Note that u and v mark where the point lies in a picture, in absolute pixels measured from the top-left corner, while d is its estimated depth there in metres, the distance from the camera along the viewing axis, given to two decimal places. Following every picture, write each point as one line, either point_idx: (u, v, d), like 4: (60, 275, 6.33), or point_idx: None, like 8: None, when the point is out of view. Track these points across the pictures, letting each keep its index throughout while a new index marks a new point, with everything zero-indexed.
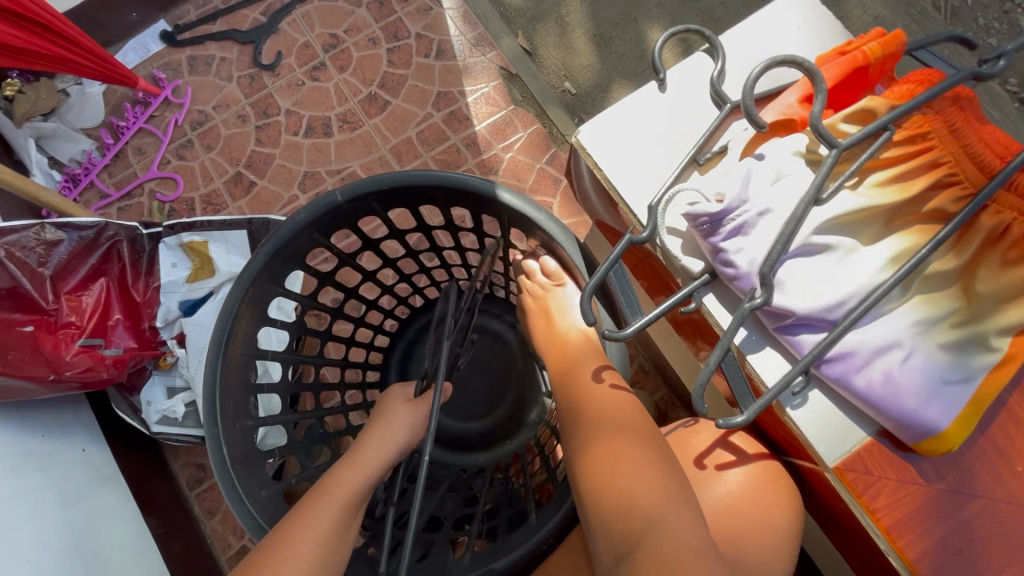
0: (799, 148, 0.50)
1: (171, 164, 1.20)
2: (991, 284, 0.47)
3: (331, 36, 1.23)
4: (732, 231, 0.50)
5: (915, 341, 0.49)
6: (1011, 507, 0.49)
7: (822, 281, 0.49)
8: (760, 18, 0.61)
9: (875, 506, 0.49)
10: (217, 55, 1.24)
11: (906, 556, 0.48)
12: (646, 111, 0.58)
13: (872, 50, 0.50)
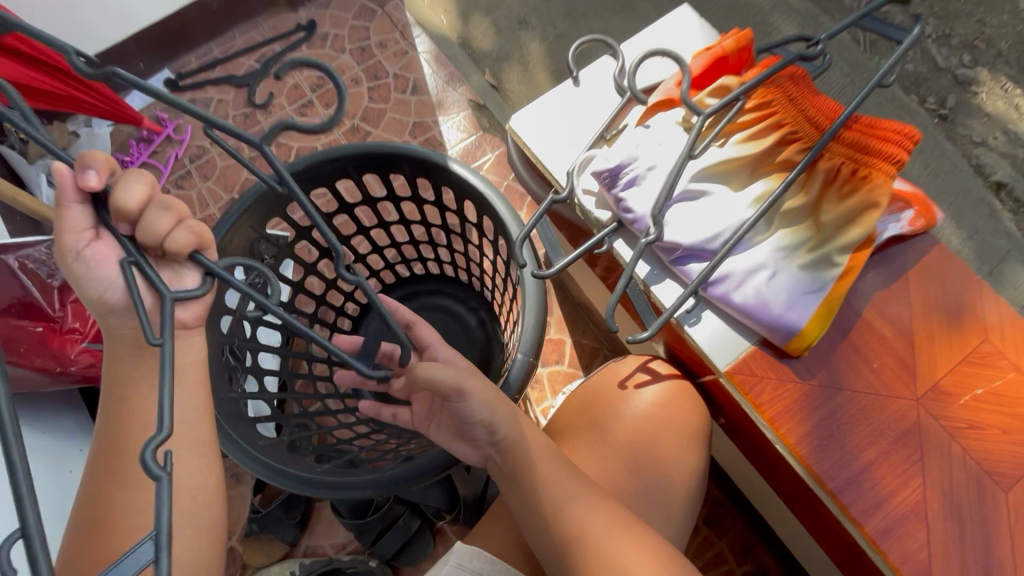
0: (678, 119, 0.64)
1: (172, 193, 1.33)
2: (832, 213, 0.60)
3: (318, 78, 1.42)
4: (628, 183, 0.63)
5: (779, 263, 0.60)
6: (872, 397, 0.59)
7: (702, 220, 0.62)
8: (664, 24, 0.75)
9: (759, 400, 0.59)
10: (215, 97, 1.41)
11: (786, 439, 0.58)
12: (567, 102, 0.72)
13: (729, 46, 0.64)
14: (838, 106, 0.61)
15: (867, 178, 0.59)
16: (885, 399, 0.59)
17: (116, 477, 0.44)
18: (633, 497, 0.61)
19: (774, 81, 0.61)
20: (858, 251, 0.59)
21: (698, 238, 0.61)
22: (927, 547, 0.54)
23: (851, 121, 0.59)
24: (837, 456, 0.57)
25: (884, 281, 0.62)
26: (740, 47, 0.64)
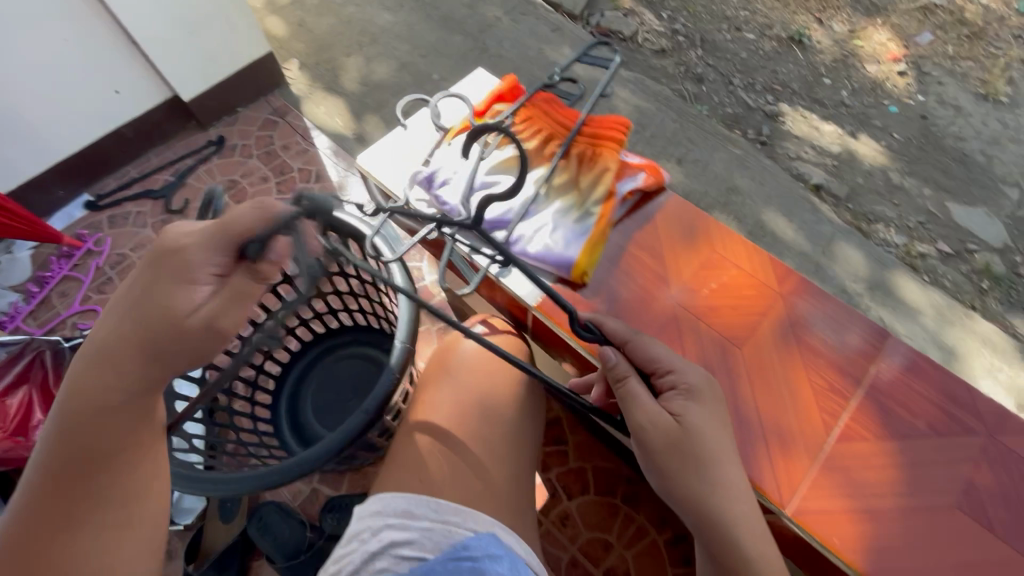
0: (473, 138, 0.91)
1: (92, 298, 1.65)
2: (586, 182, 0.87)
3: (231, 182, 1.89)
4: (441, 184, 0.87)
5: (559, 220, 0.85)
6: (630, 305, 0.96)
7: (499, 199, 0.86)
8: (472, 77, 1.03)
9: (559, 322, 0.96)
10: (133, 210, 1.83)
11: (580, 341, 0.93)
12: (399, 139, 0.97)
13: (504, 86, 0.94)
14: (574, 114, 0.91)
15: (602, 156, 0.87)
16: (641, 305, 0.96)
17: (77, 395, 0.68)
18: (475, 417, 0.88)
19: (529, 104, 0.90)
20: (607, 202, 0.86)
21: (499, 210, 0.85)
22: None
23: (583, 121, 0.89)
24: (617, 344, 0.92)
25: (630, 238, 1.01)
26: (510, 87, 0.94)
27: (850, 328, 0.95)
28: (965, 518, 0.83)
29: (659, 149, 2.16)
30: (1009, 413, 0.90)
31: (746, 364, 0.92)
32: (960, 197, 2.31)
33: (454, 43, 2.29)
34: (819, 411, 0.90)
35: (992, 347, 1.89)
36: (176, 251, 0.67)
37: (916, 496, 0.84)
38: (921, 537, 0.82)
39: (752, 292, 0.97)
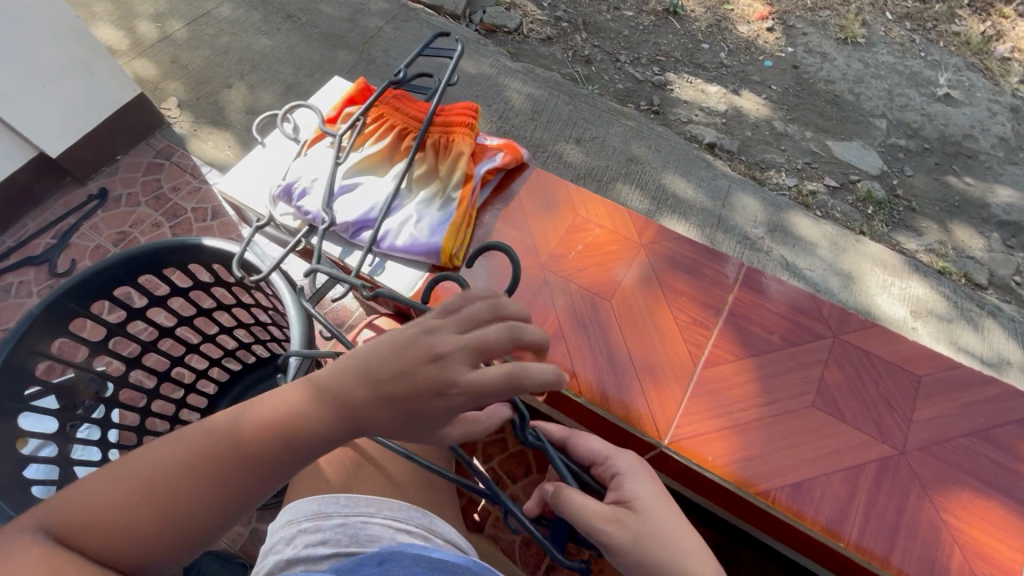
0: (328, 145, 0.98)
1: None
2: (445, 167, 0.99)
3: (120, 233, 1.80)
4: (300, 195, 0.93)
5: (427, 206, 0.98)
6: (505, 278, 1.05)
7: (360, 203, 0.95)
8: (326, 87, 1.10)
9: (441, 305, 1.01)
10: (15, 281, 1.71)
11: None
12: (259, 160, 1.04)
13: (354, 88, 1.01)
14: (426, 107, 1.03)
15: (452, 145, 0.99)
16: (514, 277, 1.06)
17: (215, 451, 0.64)
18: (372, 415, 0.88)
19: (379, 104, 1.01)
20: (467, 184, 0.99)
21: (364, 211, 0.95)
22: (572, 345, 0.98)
23: (435, 111, 0.99)
24: None
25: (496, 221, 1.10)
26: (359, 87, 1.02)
27: (701, 265, 1.08)
28: (820, 413, 0.95)
29: (557, 132, 2.21)
30: (852, 317, 1.02)
31: (616, 314, 1.03)
32: (838, 134, 2.50)
33: (339, 59, 2.27)
34: (685, 345, 1.00)
35: (883, 265, 2.05)
36: (410, 364, 0.61)
37: (775, 403, 0.95)
38: (786, 437, 0.92)
39: (613, 250, 1.09)
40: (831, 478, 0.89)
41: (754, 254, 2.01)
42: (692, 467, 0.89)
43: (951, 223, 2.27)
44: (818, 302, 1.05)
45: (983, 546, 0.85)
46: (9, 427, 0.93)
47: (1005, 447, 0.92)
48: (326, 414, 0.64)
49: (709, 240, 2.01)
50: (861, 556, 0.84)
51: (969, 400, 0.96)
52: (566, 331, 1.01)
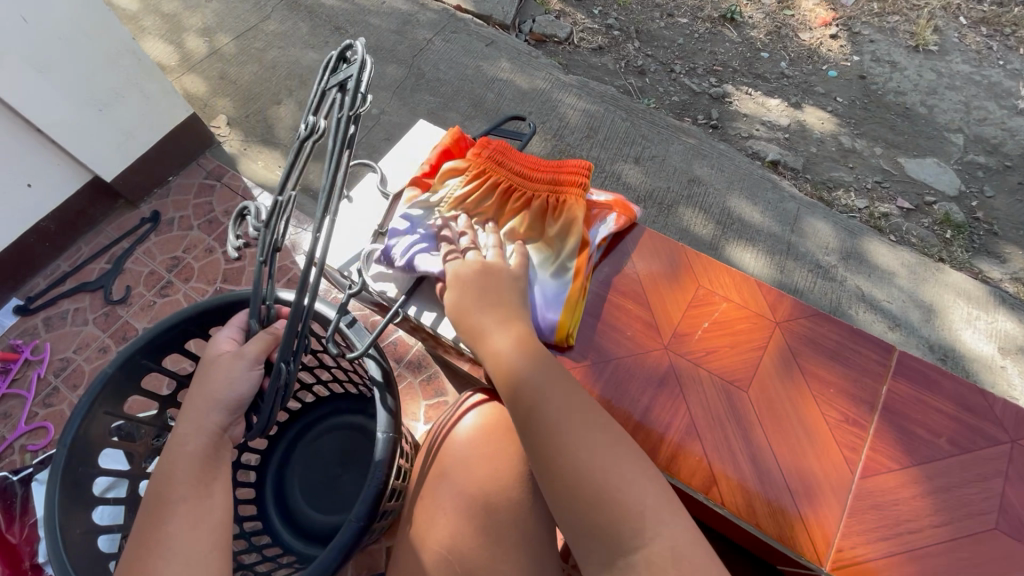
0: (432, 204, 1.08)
1: (40, 413, 1.53)
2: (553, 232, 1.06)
3: (173, 258, 1.76)
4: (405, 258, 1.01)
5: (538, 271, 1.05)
6: (626, 356, 1.01)
7: None
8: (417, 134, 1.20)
9: None
10: (71, 308, 1.69)
11: None
12: (352, 218, 1.18)
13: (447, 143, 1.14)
14: (535, 165, 1.11)
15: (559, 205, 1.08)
16: (637, 353, 1.01)
17: (154, 538, 0.69)
18: (484, 511, 0.80)
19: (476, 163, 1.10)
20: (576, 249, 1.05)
21: None
22: (705, 442, 0.93)
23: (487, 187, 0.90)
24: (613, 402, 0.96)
25: (607, 286, 1.08)
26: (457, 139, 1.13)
27: (850, 350, 0.99)
28: (1006, 538, 0.84)
29: (614, 151, 2.11)
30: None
31: (754, 405, 0.96)
32: (910, 151, 2.34)
33: (388, 74, 2.20)
34: (838, 446, 0.91)
35: (968, 297, 1.91)
36: (209, 373, 0.81)
37: (953, 523, 0.85)
38: (971, 568, 0.82)
39: (744, 328, 1.03)
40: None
41: (826, 284, 1.89)
42: None
43: None
44: (988, 398, 0.94)
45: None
46: (83, 505, 0.88)
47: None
48: (192, 426, 0.78)
49: (779, 269, 1.91)
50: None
51: None
52: (698, 423, 0.94)
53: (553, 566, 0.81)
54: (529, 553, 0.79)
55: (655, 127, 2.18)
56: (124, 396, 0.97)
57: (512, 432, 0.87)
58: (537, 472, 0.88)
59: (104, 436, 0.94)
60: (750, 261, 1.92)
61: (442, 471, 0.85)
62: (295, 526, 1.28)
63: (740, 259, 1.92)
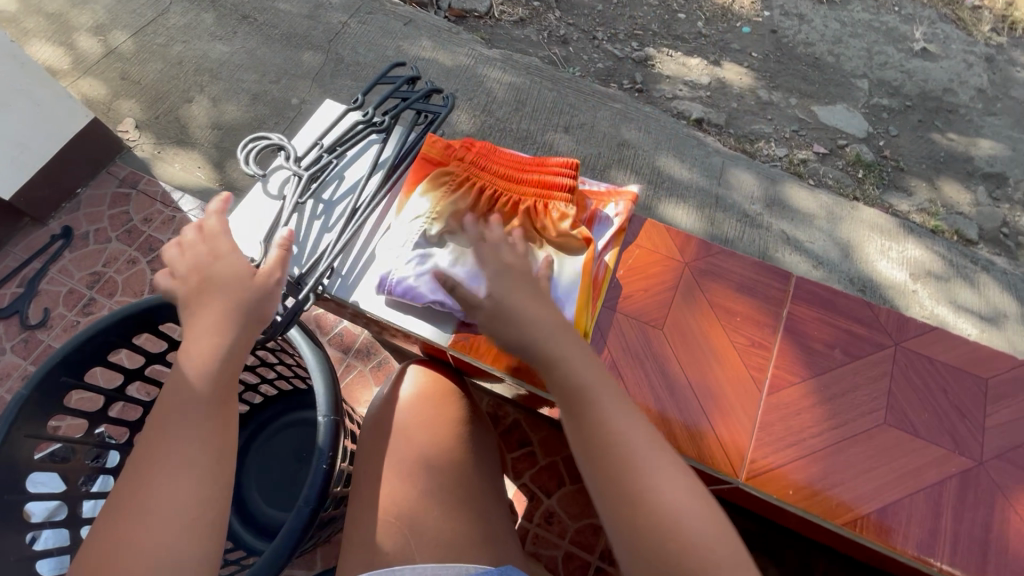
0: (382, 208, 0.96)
1: None
2: (553, 234, 0.91)
3: (93, 273, 1.67)
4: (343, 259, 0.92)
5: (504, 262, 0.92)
6: None
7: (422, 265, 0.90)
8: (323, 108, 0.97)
9: (479, 351, 0.93)
10: None
11: (499, 365, 0.92)
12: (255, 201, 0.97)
13: None
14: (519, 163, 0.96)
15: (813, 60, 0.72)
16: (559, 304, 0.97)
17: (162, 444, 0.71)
18: (422, 476, 0.82)
19: (428, 147, 0.95)
20: (580, 254, 0.92)
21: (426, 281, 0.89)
22: (625, 379, 0.94)
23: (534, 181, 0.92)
24: (534, 354, 0.93)
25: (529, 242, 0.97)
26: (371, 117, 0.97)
27: (751, 279, 1.04)
28: (892, 431, 0.92)
29: (544, 121, 2.13)
30: (909, 318, 1.00)
31: (669, 340, 0.98)
32: (821, 99, 2.47)
33: (306, 61, 2.12)
34: (745, 367, 0.96)
35: (881, 230, 2.06)
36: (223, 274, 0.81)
37: (844, 424, 0.92)
38: (864, 460, 0.90)
39: (655, 268, 1.04)
40: (915, 500, 0.87)
41: (753, 231, 2.00)
42: (771, 501, 0.87)
43: (939, 179, 2.29)
44: (875, 309, 1.01)
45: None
46: (13, 531, 0.85)
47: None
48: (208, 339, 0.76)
49: (710, 221, 2.00)
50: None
51: None
52: (618, 364, 0.96)
53: (502, 519, 0.85)
54: (476, 508, 0.82)
55: (581, 95, 2.21)
56: (47, 417, 0.93)
57: (445, 399, 0.90)
58: (479, 434, 0.91)
59: (29, 461, 0.90)
60: (683, 215, 2.00)
61: (383, 444, 0.86)
62: (255, 528, 1.26)
63: (673, 216, 2.00)
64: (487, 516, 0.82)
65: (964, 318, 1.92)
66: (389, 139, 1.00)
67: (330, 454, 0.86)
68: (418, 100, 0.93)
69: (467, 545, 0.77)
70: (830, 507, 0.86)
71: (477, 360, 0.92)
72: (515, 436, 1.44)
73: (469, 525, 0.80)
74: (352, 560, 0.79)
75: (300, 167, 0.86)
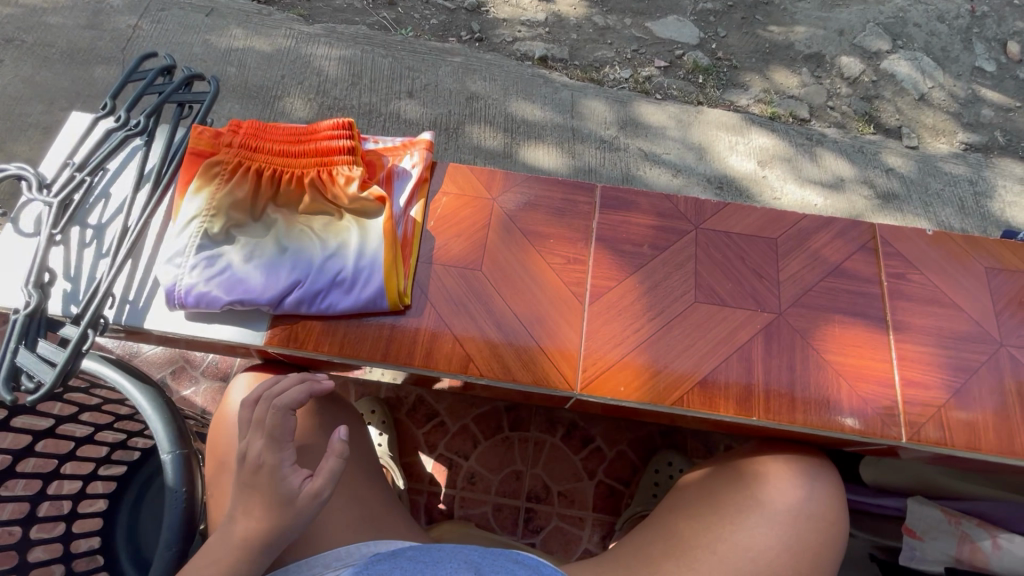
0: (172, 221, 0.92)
1: None
2: (346, 201, 0.95)
3: None
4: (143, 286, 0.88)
5: (298, 243, 0.93)
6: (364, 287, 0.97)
7: (216, 264, 0.89)
8: (69, 126, 0.93)
9: (298, 341, 0.91)
10: None
11: (320, 349, 0.91)
12: (7, 243, 0.87)
13: None
14: (295, 141, 0.97)
15: None
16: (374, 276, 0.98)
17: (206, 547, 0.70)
18: None
19: (196, 142, 0.93)
20: (379, 213, 0.96)
21: (221, 279, 0.88)
22: (451, 325, 0.95)
23: (311, 158, 0.96)
24: (354, 331, 0.93)
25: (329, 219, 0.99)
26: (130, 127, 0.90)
27: (559, 201, 1.07)
28: (704, 306, 0.99)
29: (385, 91, 2.04)
30: (707, 200, 1.08)
31: (489, 278, 0.99)
32: (652, 14, 2.41)
33: (99, 78, 1.87)
34: (565, 285, 0.99)
35: (726, 127, 2.18)
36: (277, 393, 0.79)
37: (662, 312, 0.98)
38: (681, 340, 0.96)
39: (467, 212, 1.05)
40: (728, 363, 0.94)
41: (614, 155, 2.05)
42: (608, 404, 0.92)
43: (769, 69, 2.34)
44: (674, 200, 1.08)
45: (860, 370, 0.96)
46: None
47: (855, 276, 1.03)
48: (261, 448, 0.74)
49: (571, 155, 2.03)
50: (773, 422, 0.92)
51: (822, 244, 1.06)
52: (443, 313, 0.96)
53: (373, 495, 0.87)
54: None
55: (417, 56, 2.12)
56: None
57: None
58: (322, 424, 0.95)
59: None
60: (544, 155, 2.02)
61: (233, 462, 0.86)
62: None
63: (536, 158, 2.01)
64: None
65: (811, 190, 2.10)
66: (154, 147, 0.98)
67: (184, 489, 0.81)
68: (175, 91, 0.87)
69: None
70: (658, 392, 0.92)
71: (299, 350, 0.91)
72: (421, 410, 1.42)
73: None
74: None
75: (53, 194, 0.77)
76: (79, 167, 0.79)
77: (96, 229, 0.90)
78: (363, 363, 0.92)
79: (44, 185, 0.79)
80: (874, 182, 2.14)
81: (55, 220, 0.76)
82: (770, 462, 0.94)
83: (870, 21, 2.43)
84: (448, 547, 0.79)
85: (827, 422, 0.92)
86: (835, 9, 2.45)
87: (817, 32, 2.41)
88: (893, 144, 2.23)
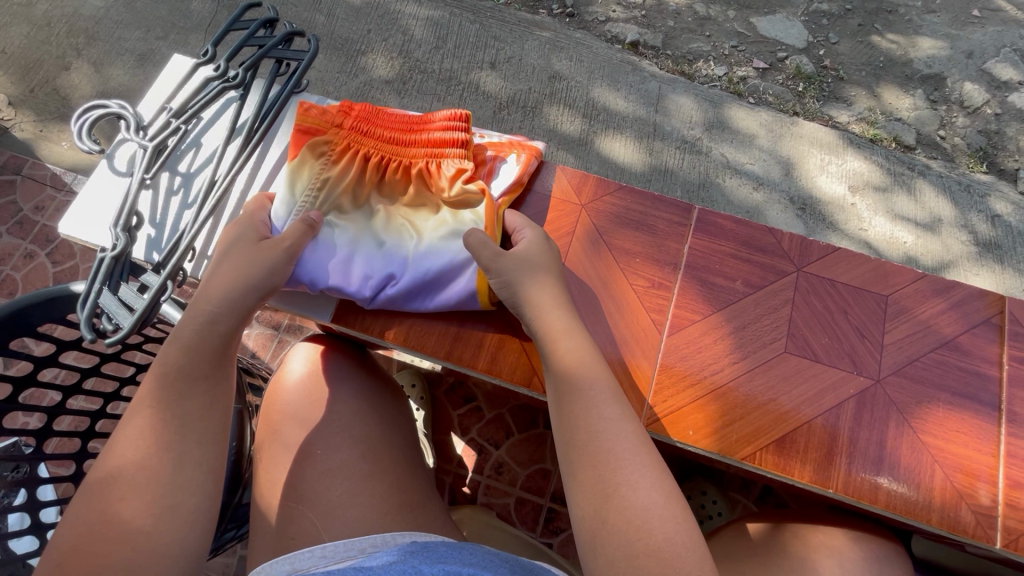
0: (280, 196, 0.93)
1: None
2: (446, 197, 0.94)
3: None
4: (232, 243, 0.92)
5: (397, 239, 0.93)
6: None
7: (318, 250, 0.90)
8: (170, 69, 0.95)
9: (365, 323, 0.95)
10: None
11: (383, 333, 0.95)
12: (103, 180, 0.91)
13: None
14: (402, 130, 0.98)
15: None
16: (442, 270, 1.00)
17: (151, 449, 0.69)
18: (330, 463, 0.83)
19: (303, 118, 0.95)
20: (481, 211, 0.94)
21: (321, 268, 0.90)
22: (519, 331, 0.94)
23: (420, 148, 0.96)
24: (415, 320, 0.96)
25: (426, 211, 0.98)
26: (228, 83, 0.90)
27: (653, 218, 1.03)
28: (795, 359, 0.93)
29: (467, 59, 1.98)
30: (812, 241, 1.01)
31: (567, 288, 0.97)
32: (760, 8, 2.19)
33: (194, 10, 1.89)
34: (647, 311, 0.96)
35: (820, 144, 2.02)
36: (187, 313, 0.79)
37: (748, 358, 0.93)
38: (766, 391, 0.91)
39: (554, 217, 1.03)
40: (813, 428, 0.89)
41: (694, 158, 1.95)
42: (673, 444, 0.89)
43: (879, 86, 2.12)
44: (777, 236, 1.01)
45: (960, 458, 0.88)
46: None
47: (969, 352, 0.94)
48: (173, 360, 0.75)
49: (648, 152, 1.94)
50: (853, 499, 0.86)
51: (937, 310, 0.97)
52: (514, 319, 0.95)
53: (419, 489, 0.87)
54: (384, 481, 0.83)
55: (505, 27, 2.05)
56: None
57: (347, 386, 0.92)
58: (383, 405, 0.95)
59: None
60: (620, 148, 1.94)
61: (278, 428, 0.89)
62: None
63: (611, 150, 1.93)
64: (399, 490, 0.83)
65: (901, 227, 1.94)
66: (248, 100, 0.99)
67: None
68: (275, 46, 0.85)
69: (373, 519, 0.78)
70: (731, 445, 0.88)
71: (366, 334, 0.95)
72: (459, 392, 1.42)
73: (381, 500, 0.81)
74: (265, 549, 0.80)
75: (148, 140, 0.77)
76: (176, 115, 0.79)
77: (184, 177, 0.93)
78: (422, 354, 0.95)
79: (140, 130, 0.80)
80: (975, 228, 1.95)
81: (148, 166, 0.76)
82: (833, 536, 0.90)
83: (1006, 45, 2.17)
84: (477, 550, 0.74)
85: (912, 507, 0.86)
86: (968, 27, 2.20)
87: (942, 50, 2.17)
88: (1004, 188, 2.01)
